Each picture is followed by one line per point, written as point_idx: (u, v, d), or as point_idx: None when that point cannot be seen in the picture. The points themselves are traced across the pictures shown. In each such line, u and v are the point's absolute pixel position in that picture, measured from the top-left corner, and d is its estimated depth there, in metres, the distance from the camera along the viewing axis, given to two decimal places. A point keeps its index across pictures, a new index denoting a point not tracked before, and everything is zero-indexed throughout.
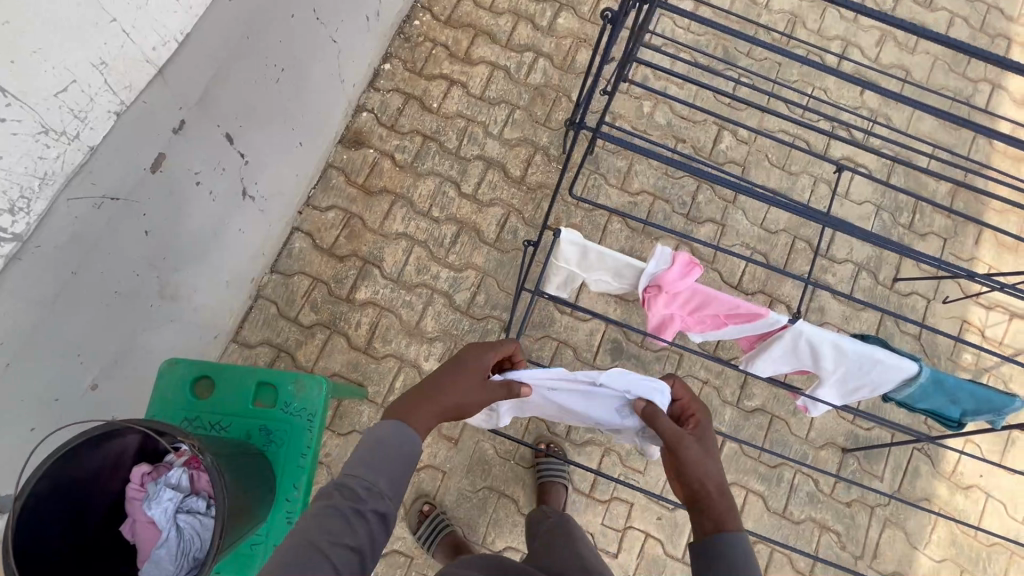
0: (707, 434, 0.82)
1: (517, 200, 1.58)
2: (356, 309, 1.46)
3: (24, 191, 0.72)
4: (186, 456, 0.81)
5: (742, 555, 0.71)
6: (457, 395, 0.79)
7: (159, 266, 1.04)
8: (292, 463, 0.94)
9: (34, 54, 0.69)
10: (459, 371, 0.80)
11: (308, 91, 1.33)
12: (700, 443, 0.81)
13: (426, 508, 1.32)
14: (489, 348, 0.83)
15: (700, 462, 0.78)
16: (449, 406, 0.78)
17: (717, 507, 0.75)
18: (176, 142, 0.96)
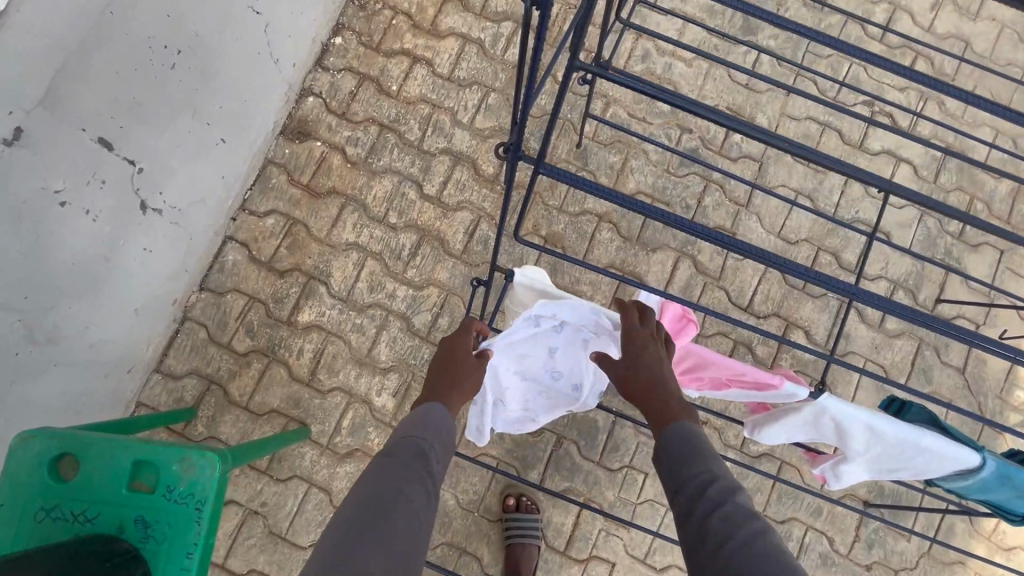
0: (655, 343, 0.75)
1: (489, 203, 1.35)
2: (299, 334, 1.26)
3: None
4: None
5: (694, 443, 0.71)
6: (471, 377, 0.80)
7: (22, 308, 0.84)
8: (177, 562, 0.76)
9: None
10: (460, 357, 0.81)
11: (223, 77, 1.08)
12: (644, 350, 0.74)
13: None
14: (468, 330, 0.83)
15: (649, 368, 0.73)
16: (468, 387, 0.80)
17: (664, 403, 0.74)
18: (14, 156, 0.75)
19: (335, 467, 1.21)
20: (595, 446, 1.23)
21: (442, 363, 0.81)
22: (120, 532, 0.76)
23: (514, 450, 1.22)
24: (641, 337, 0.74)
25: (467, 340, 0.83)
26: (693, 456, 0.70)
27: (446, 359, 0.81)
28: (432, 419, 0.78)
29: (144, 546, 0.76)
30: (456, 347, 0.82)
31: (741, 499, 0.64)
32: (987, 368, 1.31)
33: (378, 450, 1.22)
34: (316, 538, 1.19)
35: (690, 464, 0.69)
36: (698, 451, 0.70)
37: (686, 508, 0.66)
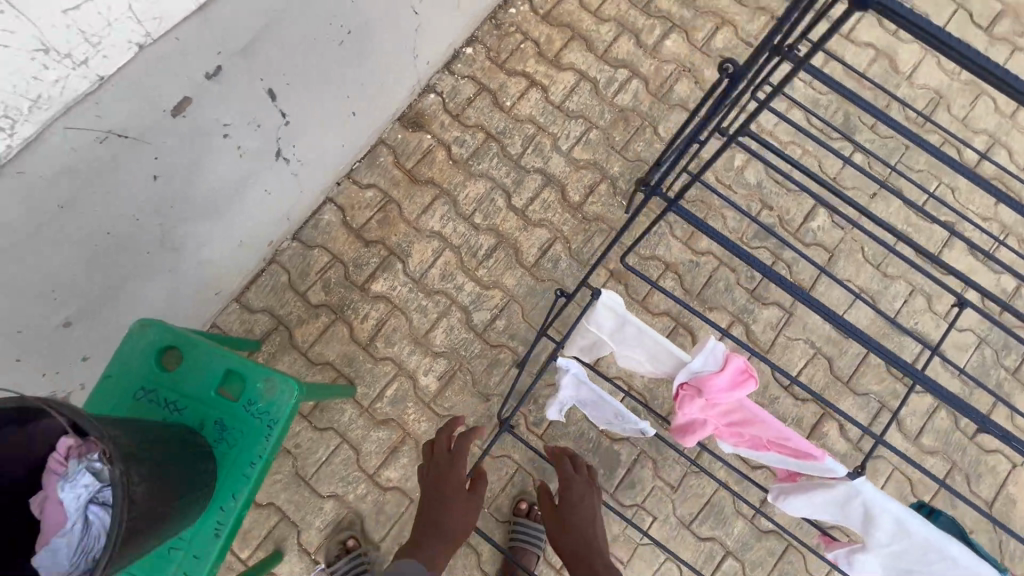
0: (589, 497, 1.03)
1: (568, 227, 1.43)
2: (368, 301, 1.36)
3: (10, 111, 0.64)
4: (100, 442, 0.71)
5: None
6: (463, 516, 1.01)
7: (165, 213, 0.96)
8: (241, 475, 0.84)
9: None
10: (449, 487, 1.02)
11: (372, 58, 1.21)
12: (578, 503, 1.02)
13: (349, 543, 1.22)
14: (450, 466, 1.05)
15: (584, 519, 1.00)
16: (459, 528, 0.99)
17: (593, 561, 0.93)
18: (208, 89, 0.87)
19: (369, 430, 1.29)
20: (613, 477, 1.27)
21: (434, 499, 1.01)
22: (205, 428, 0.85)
23: (537, 460, 1.27)
24: (578, 486, 1.04)
25: (456, 476, 1.03)
26: None
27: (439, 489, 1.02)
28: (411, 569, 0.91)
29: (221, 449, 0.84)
30: (446, 483, 1.02)
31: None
32: (1016, 509, 1.30)
33: (411, 425, 1.29)
34: (334, 491, 1.26)
35: None
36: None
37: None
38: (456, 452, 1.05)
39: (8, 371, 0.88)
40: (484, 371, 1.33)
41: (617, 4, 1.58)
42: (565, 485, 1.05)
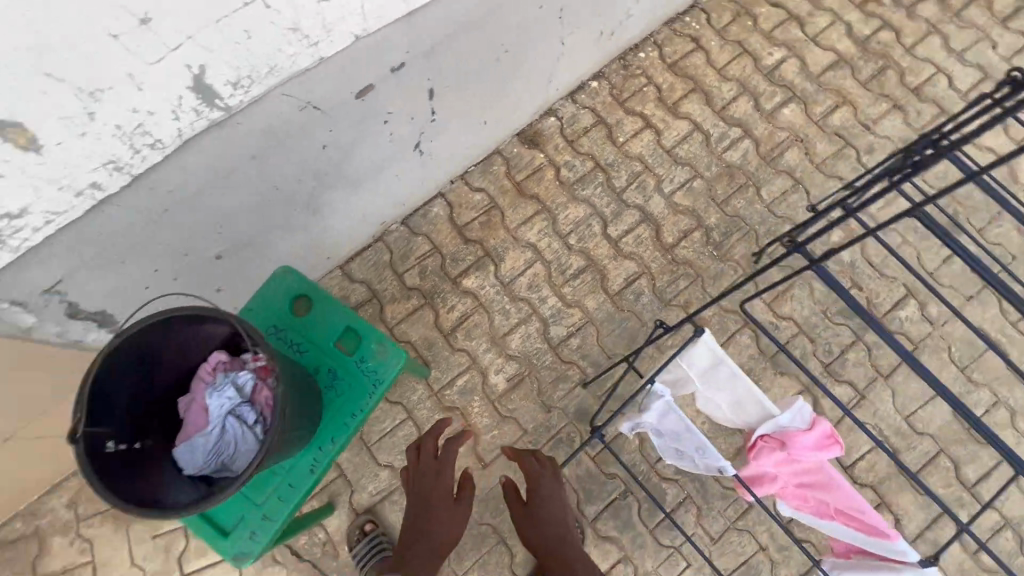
0: (556, 492, 1.04)
1: (656, 265, 1.48)
2: (457, 293, 1.45)
3: (253, 73, 0.76)
4: (257, 365, 0.83)
5: None
6: (451, 527, 1.00)
7: (319, 179, 1.08)
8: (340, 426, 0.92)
9: None
10: (435, 500, 1.01)
11: (516, 78, 1.32)
12: (548, 500, 1.03)
13: (366, 527, 1.28)
14: (436, 476, 1.03)
15: (555, 516, 1.02)
16: (446, 538, 0.99)
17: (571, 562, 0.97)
18: (388, 81, 0.98)
19: (434, 413, 1.36)
20: (655, 515, 1.30)
21: (421, 512, 1.00)
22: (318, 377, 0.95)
23: (585, 480, 1.31)
24: (546, 483, 1.04)
25: (443, 487, 1.02)
26: None
27: (426, 501, 1.01)
28: None
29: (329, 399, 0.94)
30: (433, 492, 1.01)
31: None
32: None
33: (473, 418, 1.36)
34: (391, 462, 1.33)
35: None
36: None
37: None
38: (443, 461, 1.04)
39: (166, 286, 1.01)
40: (550, 383, 1.39)
41: (743, 66, 1.65)
42: (535, 489, 1.04)
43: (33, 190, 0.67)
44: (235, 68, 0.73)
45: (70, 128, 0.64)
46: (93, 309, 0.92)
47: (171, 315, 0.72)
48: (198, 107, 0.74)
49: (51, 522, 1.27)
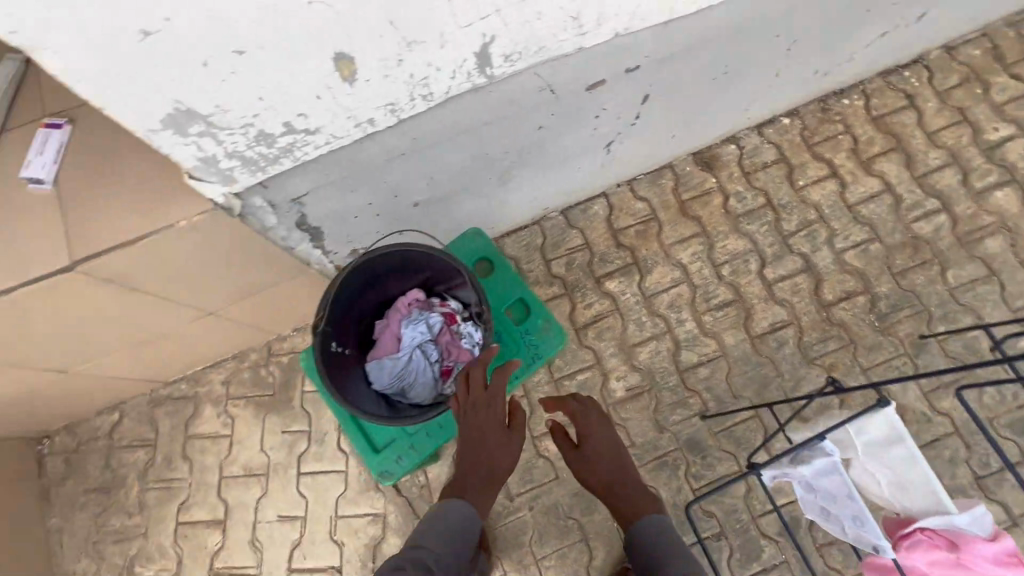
0: (604, 428, 1.14)
1: (808, 319, 1.41)
2: (597, 293, 1.47)
3: (524, 50, 0.81)
4: (446, 312, 1.03)
5: (663, 526, 1.03)
6: (500, 454, 0.96)
7: (519, 155, 1.14)
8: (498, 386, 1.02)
9: None
10: (487, 434, 0.96)
11: (721, 99, 1.30)
12: (598, 437, 1.13)
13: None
14: (487, 406, 0.97)
15: (610, 459, 1.11)
16: (498, 470, 0.96)
17: (636, 493, 1.08)
18: (618, 80, 1.02)
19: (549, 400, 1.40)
20: (744, 567, 1.26)
21: (471, 444, 0.96)
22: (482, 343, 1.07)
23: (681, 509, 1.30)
24: (592, 421, 1.14)
25: (494, 420, 0.97)
26: (669, 541, 1.01)
27: (477, 433, 0.96)
28: (464, 511, 0.93)
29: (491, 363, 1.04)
30: (478, 418, 0.96)
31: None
32: None
33: None
34: None
35: (666, 549, 0.99)
36: (668, 546, 0.99)
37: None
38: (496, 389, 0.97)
39: (368, 219, 1.12)
40: (668, 405, 1.38)
41: (959, 135, 1.52)
42: (582, 435, 1.13)
43: (331, 114, 0.77)
44: (514, 43, 0.79)
45: (381, 69, 0.73)
46: (314, 225, 1.04)
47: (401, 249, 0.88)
48: (472, 71, 0.81)
49: (207, 393, 1.46)
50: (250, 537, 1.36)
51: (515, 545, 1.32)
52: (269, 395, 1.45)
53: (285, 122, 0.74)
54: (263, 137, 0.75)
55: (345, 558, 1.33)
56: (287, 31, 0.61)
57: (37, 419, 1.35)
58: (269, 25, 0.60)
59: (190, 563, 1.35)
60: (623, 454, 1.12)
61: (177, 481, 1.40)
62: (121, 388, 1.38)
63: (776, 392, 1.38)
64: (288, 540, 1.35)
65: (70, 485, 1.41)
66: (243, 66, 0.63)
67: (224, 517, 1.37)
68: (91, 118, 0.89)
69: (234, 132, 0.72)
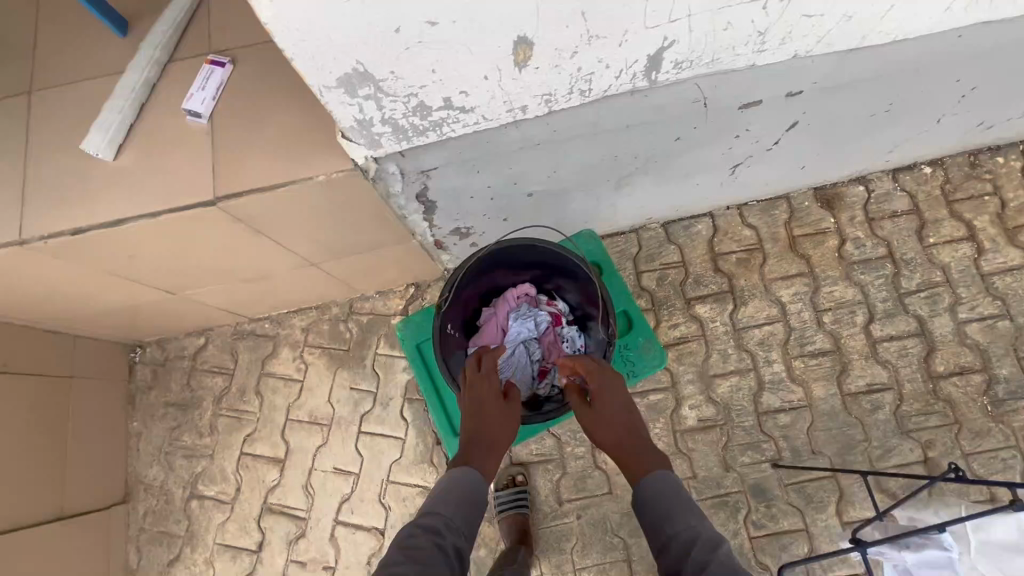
0: (610, 381, 1.00)
1: (911, 387, 1.31)
2: (685, 315, 1.42)
3: (696, 59, 0.77)
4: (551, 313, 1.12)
5: (676, 484, 0.86)
6: (505, 426, 0.95)
7: (645, 163, 1.10)
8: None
9: None
10: (484, 406, 0.96)
11: (868, 138, 1.20)
12: (603, 390, 0.99)
13: (516, 478, 1.34)
14: (484, 379, 0.99)
15: (618, 415, 0.97)
16: (498, 439, 0.94)
17: (646, 453, 0.92)
18: (774, 104, 0.95)
19: None
20: None
21: (470, 419, 0.95)
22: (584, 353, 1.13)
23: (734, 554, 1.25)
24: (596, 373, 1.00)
25: (491, 388, 0.98)
26: (680, 499, 0.84)
27: (476, 406, 0.96)
28: (465, 481, 0.87)
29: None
30: (488, 391, 0.97)
31: (720, 552, 0.75)
32: None
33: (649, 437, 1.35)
34: (560, 435, 1.36)
35: (677, 510, 0.83)
36: (680, 503, 0.83)
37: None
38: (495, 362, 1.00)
39: (481, 202, 1.11)
40: (739, 444, 1.32)
41: None
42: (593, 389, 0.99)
43: (490, 97, 0.76)
44: (689, 50, 0.75)
45: (554, 59, 0.70)
46: (432, 199, 1.04)
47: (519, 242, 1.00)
48: (637, 73, 0.77)
49: (287, 336, 1.50)
50: (304, 481, 1.41)
51: (556, 550, 1.31)
52: (343, 350, 1.48)
53: (446, 98, 0.74)
54: (420, 109, 0.75)
55: (389, 522, 1.36)
56: (482, 9, 0.60)
57: (135, 331, 1.44)
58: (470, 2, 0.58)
59: (246, 492, 1.41)
60: (628, 407, 0.98)
61: (247, 413, 1.47)
62: (213, 316, 1.45)
63: (860, 457, 1.29)
64: (339, 492, 1.39)
65: (152, 396, 1.50)
66: (430, 37, 0.62)
67: (284, 456, 1.43)
68: (254, 62, 0.92)
69: (397, 99, 0.72)
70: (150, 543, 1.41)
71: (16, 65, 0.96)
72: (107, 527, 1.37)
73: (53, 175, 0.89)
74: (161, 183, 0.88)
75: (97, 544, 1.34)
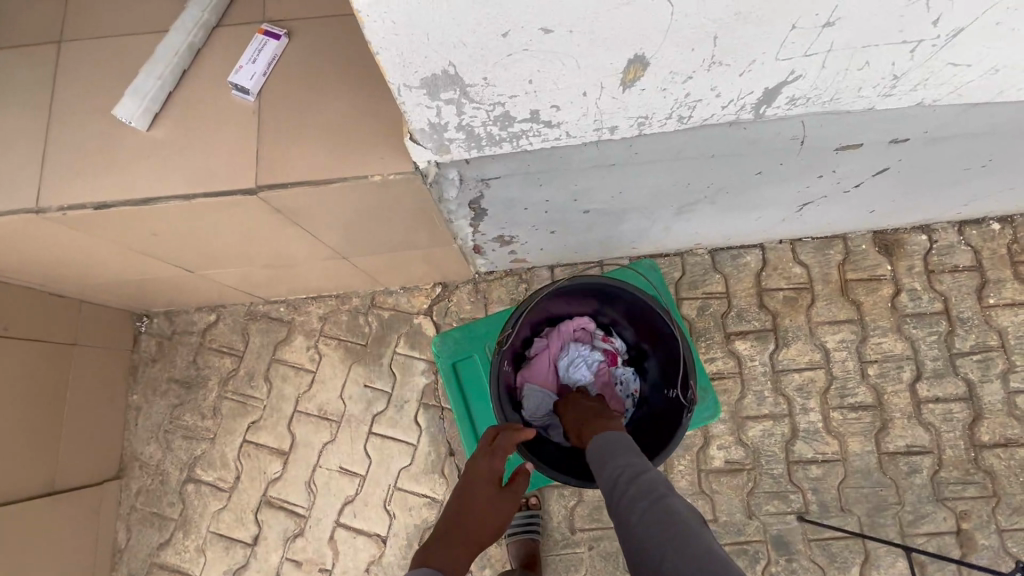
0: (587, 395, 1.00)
1: (951, 453, 1.26)
2: (723, 349, 1.35)
3: (813, 96, 0.69)
4: (604, 351, 1.09)
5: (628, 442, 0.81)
6: (489, 514, 0.93)
7: (715, 194, 1.02)
8: (656, 447, 1.02)
9: (994, 38, 0.61)
10: (480, 488, 0.94)
11: (950, 191, 1.12)
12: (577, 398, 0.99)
13: (528, 500, 1.28)
14: (487, 453, 0.95)
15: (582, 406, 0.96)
16: (485, 527, 0.91)
17: (603, 423, 0.88)
18: (873, 151, 0.87)
19: None
20: None
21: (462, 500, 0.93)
22: (640, 397, 1.10)
23: None
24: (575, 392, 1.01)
25: (492, 467, 0.95)
26: (622, 449, 0.79)
27: (472, 486, 0.95)
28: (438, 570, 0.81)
29: (646, 422, 1.07)
30: (478, 472, 0.95)
31: (647, 476, 0.73)
32: None
33: (672, 474, 1.29)
34: None
35: (621, 455, 0.79)
36: (620, 444, 0.81)
37: (617, 523, 0.70)
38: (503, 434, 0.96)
39: (534, 215, 1.03)
40: (765, 492, 1.27)
41: None
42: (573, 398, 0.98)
43: (582, 114, 0.68)
44: (810, 88, 0.67)
45: (665, 82, 0.62)
46: (484, 207, 0.96)
47: (583, 280, 0.99)
48: (746, 103, 0.69)
49: (302, 323, 1.42)
50: (307, 478, 1.35)
51: None
52: (360, 344, 1.40)
53: (533, 111, 0.66)
54: (503, 119, 0.67)
55: (392, 531, 1.30)
56: (607, 22, 0.51)
57: (143, 301, 1.35)
58: (596, 13, 0.50)
59: (246, 481, 1.35)
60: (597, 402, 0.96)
61: (253, 400, 1.40)
62: (226, 295, 1.36)
63: (889, 521, 1.24)
64: (342, 494, 1.33)
65: (156, 369, 1.43)
66: (539, 46, 0.54)
67: (289, 449, 1.36)
68: (311, 40, 0.83)
69: (481, 107, 0.64)
70: (141, 523, 1.35)
71: (47, 8, 0.86)
72: (99, 503, 1.31)
73: (78, 139, 0.80)
74: (198, 161, 0.79)
75: (87, 520, 1.28)
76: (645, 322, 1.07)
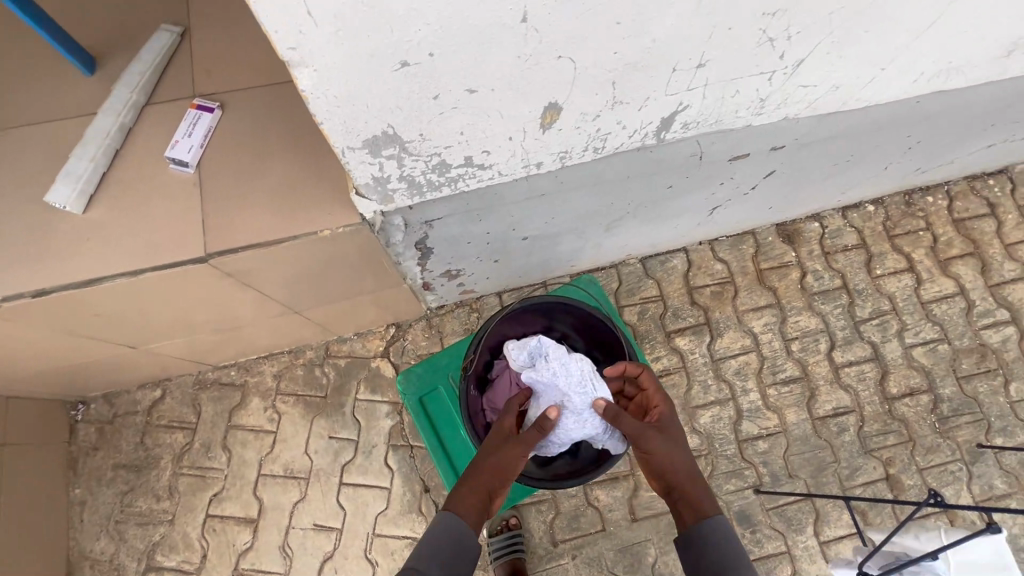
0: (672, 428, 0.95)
1: (870, 408, 1.43)
2: (666, 347, 1.46)
3: (701, 120, 0.81)
4: None
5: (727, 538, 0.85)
6: (507, 457, 0.92)
7: (636, 208, 1.13)
8: None
9: (827, 64, 0.75)
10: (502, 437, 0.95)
11: (829, 183, 1.31)
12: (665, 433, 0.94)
13: (509, 521, 1.31)
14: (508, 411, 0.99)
15: (675, 455, 0.92)
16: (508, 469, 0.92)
17: (694, 498, 0.89)
18: (758, 157, 1.01)
19: None
20: None
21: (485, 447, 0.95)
22: None
23: None
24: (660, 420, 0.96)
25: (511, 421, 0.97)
26: (727, 553, 0.83)
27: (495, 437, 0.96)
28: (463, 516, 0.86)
29: None
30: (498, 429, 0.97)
31: None
32: None
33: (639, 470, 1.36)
34: None
35: (729, 564, 0.82)
36: (731, 554, 0.83)
37: None
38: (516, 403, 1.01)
39: (477, 247, 1.09)
40: (722, 473, 1.37)
41: None
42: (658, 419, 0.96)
43: (510, 155, 0.76)
44: (697, 114, 0.79)
45: (578, 122, 0.72)
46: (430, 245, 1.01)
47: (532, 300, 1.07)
48: (649, 131, 0.80)
49: (256, 384, 1.40)
50: (281, 542, 1.31)
51: None
52: (320, 397, 1.39)
53: (467, 156, 0.73)
54: (440, 167, 0.73)
55: None
56: (522, 79, 0.60)
57: (78, 387, 1.28)
58: (512, 74, 0.59)
59: (215, 558, 1.29)
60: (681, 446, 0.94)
61: (212, 471, 1.34)
62: (172, 367, 1.32)
63: (830, 478, 1.38)
64: (320, 551, 1.30)
65: (100, 457, 1.35)
66: (466, 104, 0.62)
67: (257, 516, 1.32)
68: (245, 110, 0.87)
69: (419, 158, 0.70)
70: None
71: None
72: None
73: (7, 230, 0.79)
74: (141, 237, 0.80)
75: None
76: (593, 331, 1.16)
